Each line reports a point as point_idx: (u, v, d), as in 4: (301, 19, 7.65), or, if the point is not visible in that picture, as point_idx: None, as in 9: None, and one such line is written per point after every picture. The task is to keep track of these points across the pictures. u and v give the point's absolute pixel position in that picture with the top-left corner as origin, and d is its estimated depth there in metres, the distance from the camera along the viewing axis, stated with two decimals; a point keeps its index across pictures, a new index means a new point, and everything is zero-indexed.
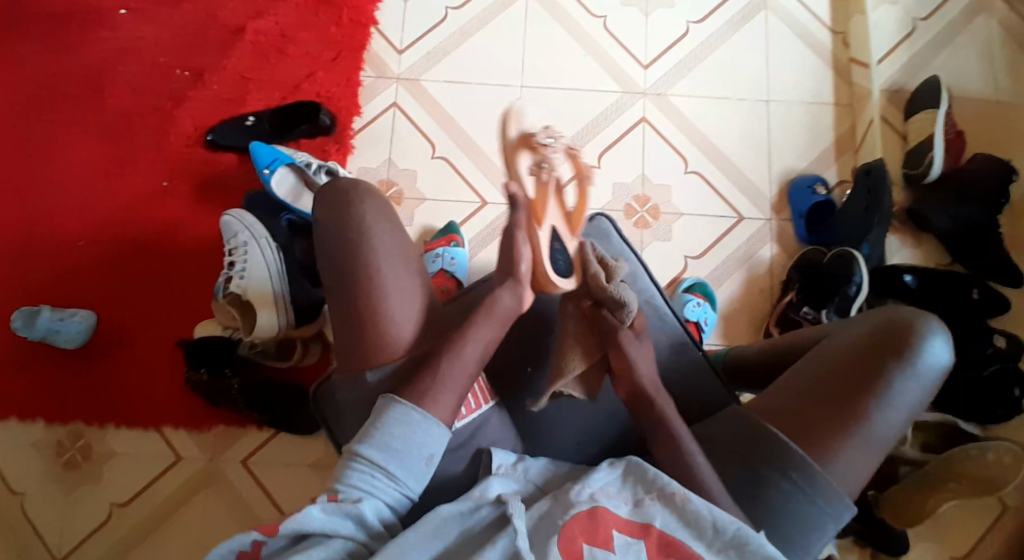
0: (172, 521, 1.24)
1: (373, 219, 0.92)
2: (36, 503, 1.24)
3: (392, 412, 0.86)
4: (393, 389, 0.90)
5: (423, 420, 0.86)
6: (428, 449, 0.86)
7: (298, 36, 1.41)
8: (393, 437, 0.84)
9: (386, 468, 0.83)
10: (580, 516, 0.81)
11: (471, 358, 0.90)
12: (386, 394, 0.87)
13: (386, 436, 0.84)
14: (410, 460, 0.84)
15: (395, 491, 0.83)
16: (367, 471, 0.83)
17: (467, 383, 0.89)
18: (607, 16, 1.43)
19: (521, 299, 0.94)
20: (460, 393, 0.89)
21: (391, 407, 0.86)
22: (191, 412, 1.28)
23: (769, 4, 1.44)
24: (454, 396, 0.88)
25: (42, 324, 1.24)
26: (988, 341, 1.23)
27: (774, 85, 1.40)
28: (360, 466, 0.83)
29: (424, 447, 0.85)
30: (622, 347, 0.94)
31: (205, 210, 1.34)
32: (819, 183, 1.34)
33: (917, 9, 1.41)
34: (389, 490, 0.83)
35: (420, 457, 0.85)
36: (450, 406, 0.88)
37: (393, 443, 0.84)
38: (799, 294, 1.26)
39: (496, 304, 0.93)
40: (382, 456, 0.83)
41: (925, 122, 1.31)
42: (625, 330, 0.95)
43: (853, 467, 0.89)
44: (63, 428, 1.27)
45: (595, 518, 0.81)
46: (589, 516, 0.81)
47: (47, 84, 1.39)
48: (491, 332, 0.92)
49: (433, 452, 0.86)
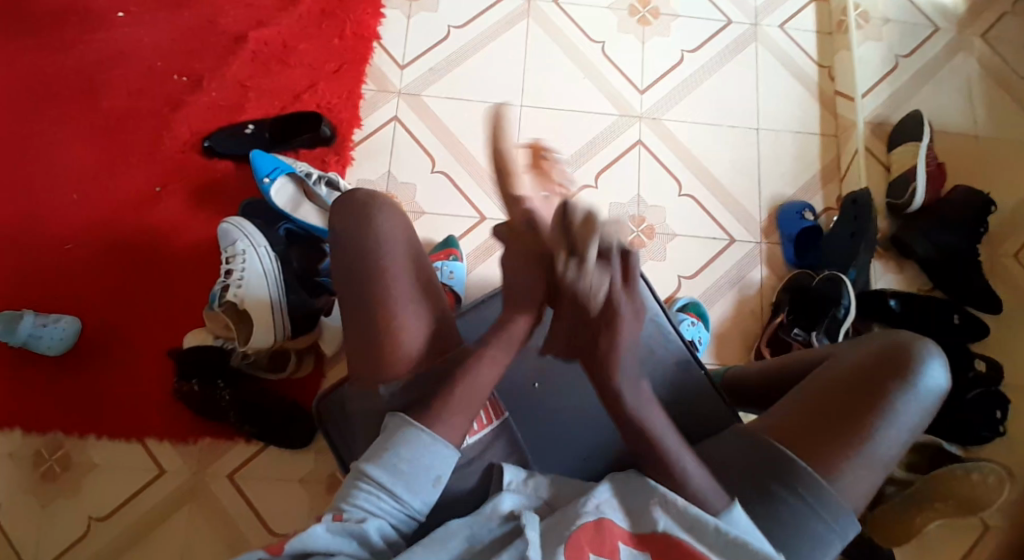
0: (154, 537, 1.19)
1: (390, 231, 0.93)
2: (9, 517, 1.19)
3: (403, 434, 0.83)
4: (404, 404, 0.87)
5: (431, 442, 0.83)
6: (437, 471, 0.83)
7: (300, 46, 1.41)
8: (400, 459, 0.82)
9: (391, 489, 0.81)
10: (586, 526, 0.81)
11: (486, 380, 0.87)
12: (396, 413, 0.85)
13: (393, 457, 0.82)
14: (416, 483, 0.82)
15: (399, 512, 0.81)
16: (372, 491, 0.81)
17: (479, 401, 0.86)
18: (606, 42, 1.47)
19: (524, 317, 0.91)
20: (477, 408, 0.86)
21: (401, 428, 0.83)
22: (178, 423, 1.24)
23: (760, 37, 1.49)
24: (466, 419, 0.85)
25: (23, 329, 1.19)
26: (969, 365, 1.28)
27: (764, 113, 1.45)
28: (365, 486, 0.81)
29: (431, 470, 0.82)
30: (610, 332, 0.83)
31: (200, 218, 1.32)
32: (807, 209, 1.39)
33: (899, 46, 1.49)
34: (394, 511, 0.81)
35: (426, 480, 0.82)
36: (462, 429, 0.85)
37: (400, 464, 0.82)
38: (790, 315, 1.29)
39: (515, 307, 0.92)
40: (388, 477, 0.81)
41: (907, 154, 1.37)
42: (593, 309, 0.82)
43: (858, 484, 0.91)
44: (40, 438, 1.22)
45: (602, 530, 0.81)
46: (595, 528, 0.81)
47: (39, 85, 1.36)
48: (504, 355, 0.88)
49: (440, 473, 0.83)
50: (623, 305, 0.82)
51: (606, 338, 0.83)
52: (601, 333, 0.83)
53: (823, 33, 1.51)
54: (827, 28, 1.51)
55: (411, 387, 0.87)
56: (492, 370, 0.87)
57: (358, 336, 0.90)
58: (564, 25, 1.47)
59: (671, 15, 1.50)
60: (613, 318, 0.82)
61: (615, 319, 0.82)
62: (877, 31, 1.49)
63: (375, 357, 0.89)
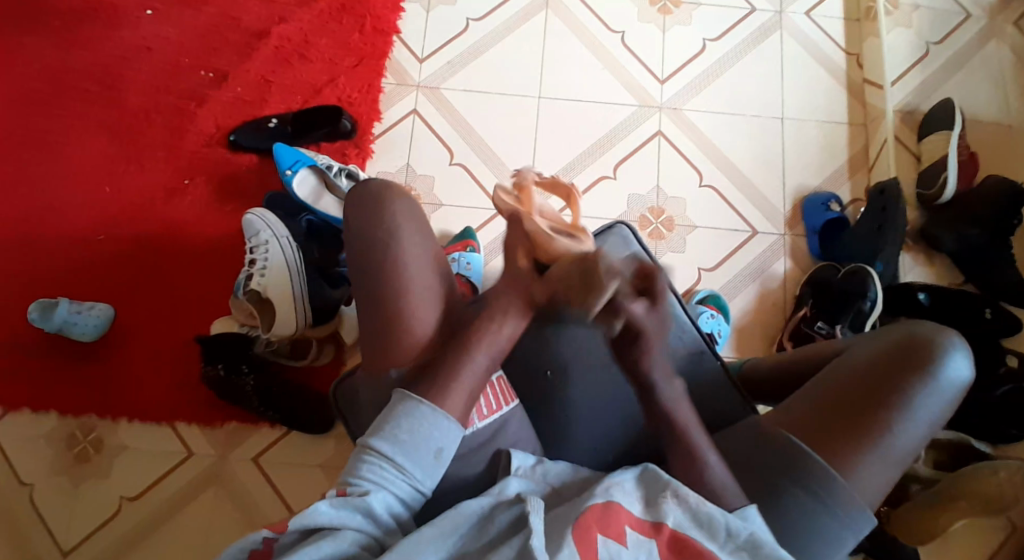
0: (182, 517, 1.23)
1: (403, 220, 0.92)
2: (46, 495, 1.24)
3: (405, 407, 0.85)
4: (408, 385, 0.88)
5: (431, 413, 0.84)
6: (439, 443, 0.84)
7: (321, 41, 1.44)
8: (402, 430, 0.84)
9: (394, 460, 0.82)
10: (595, 506, 0.81)
11: (481, 362, 0.89)
12: (398, 388, 0.87)
13: (395, 428, 0.84)
14: (418, 453, 0.83)
15: (405, 484, 0.82)
16: (376, 463, 0.82)
17: (477, 384, 0.88)
18: (625, 31, 1.46)
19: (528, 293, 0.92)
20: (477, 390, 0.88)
21: (403, 401, 0.85)
22: (203, 409, 1.28)
23: (784, 25, 1.47)
24: (464, 397, 0.87)
25: (59, 316, 1.25)
26: (999, 361, 1.23)
27: (787, 102, 1.42)
28: (370, 458, 0.83)
29: (433, 441, 0.84)
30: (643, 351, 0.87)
31: (224, 209, 1.36)
32: (833, 200, 1.36)
33: (930, 33, 1.45)
34: (400, 483, 0.82)
35: (428, 451, 0.84)
36: (462, 404, 0.87)
37: (402, 435, 0.83)
38: (814, 308, 1.27)
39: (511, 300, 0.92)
40: (391, 448, 0.83)
41: (937, 144, 1.33)
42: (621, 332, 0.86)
43: (874, 478, 0.88)
44: (75, 421, 1.27)
45: (609, 512, 0.80)
46: (602, 509, 0.80)
47: (73, 82, 1.42)
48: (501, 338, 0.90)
49: (441, 445, 0.84)
50: (646, 324, 0.85)
51: (636, 349, 0.87)
52: (631, 347, 0.87)
53: (850, 20, 1.47)
54: (854, 14, 1.48)
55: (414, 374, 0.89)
56: (484, 346, 0.89)
57: (366, 322, 0.91)
58: (583, 16, 1.47)
59: (691, 4, 1.48)
60: (639, 333, 0.86)
61: (638, 340, 0.86)
62: (906, 17, 1.45)
63: (381, 348, 0.90)
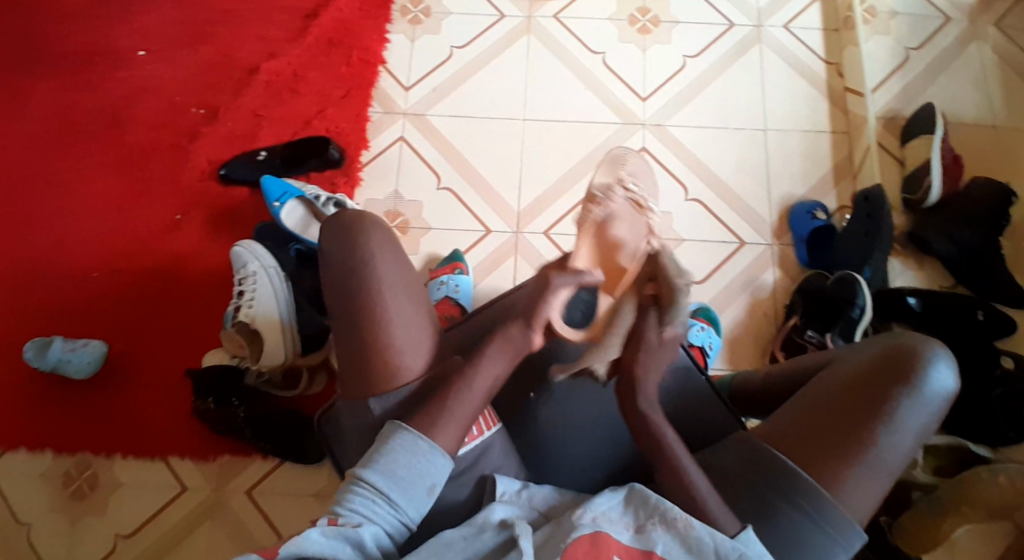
0: (179, 551, 1.23)
1: (379, 250, 0.91)
2: (42, 535, 1.24)
3: (399, 438, 0.84)
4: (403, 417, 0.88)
5: (429, 451, 0.84)
6: (432, 478, 0.84)
7: (311, 75, 1.47)
8: (399, 465, 0.83)
9: (388, 494, 0.81)
10: (581, 540, 0.78)
11: (477, 395, 0.89)
12: (393, 421, 0.86)
13: (391, 463, 0.83)
14: (412, 488, 0.82)
15: (394, 518, 0.81)
16: (369, 496, 0.81)
17: (474, 410, 0.88)
18: (606, 52, 1.48)
19: (532, 340, 0.93)
20: (473, 416, 0.88)
21: (398, 434, 0.84)
22: (198, 443, 1.28)
23: (763, 38, 1.49)
24: (459, 429, 0.86)
25: (53, 353, 1.26)
26: (995, 363, 1.20)
27: (772, 114, 1.43)
28: (362, 490, 0.81)
29: (427, 476, 0.84)
30: (637, 353, 0.89)
31: (217, 242, 1.38)
32: (819, 209, 1.36)
33: (907, 40, 1.47)
34: (389, 517, 0.81)
35: (422, 486, 0.83)
36: (455, 436, 0.86)
37: (398, 470, 0.83)
38: (804, 318, 1.26)
39: (506, 336, 0.92)
40: (386, 482, 0.82)
41: (922, 147, 1.34)
42: (652, 333, 0.89)
43: (863, 494, 0.86)
44: (71, 458, 1.28)
45: (598, 543, 0.78)
46: (590, 540, 0.78)
47: (68, 124, 1.45)
48: (500, 367, 0.91)
49: (435, 482, 0.84)
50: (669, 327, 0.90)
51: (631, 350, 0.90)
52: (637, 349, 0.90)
53: (829, 30, 1.50)
54: (832, 25, 1.50)
55: (404, 401, 0.89)
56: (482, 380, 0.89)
57: (347, 350, 0.91)
58: (564, 38, 1.50)
59: (671, 22, 1.50)
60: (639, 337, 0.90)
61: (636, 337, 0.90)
62: (884, 25, 1.48)
63: (363, 374, 0.90)
